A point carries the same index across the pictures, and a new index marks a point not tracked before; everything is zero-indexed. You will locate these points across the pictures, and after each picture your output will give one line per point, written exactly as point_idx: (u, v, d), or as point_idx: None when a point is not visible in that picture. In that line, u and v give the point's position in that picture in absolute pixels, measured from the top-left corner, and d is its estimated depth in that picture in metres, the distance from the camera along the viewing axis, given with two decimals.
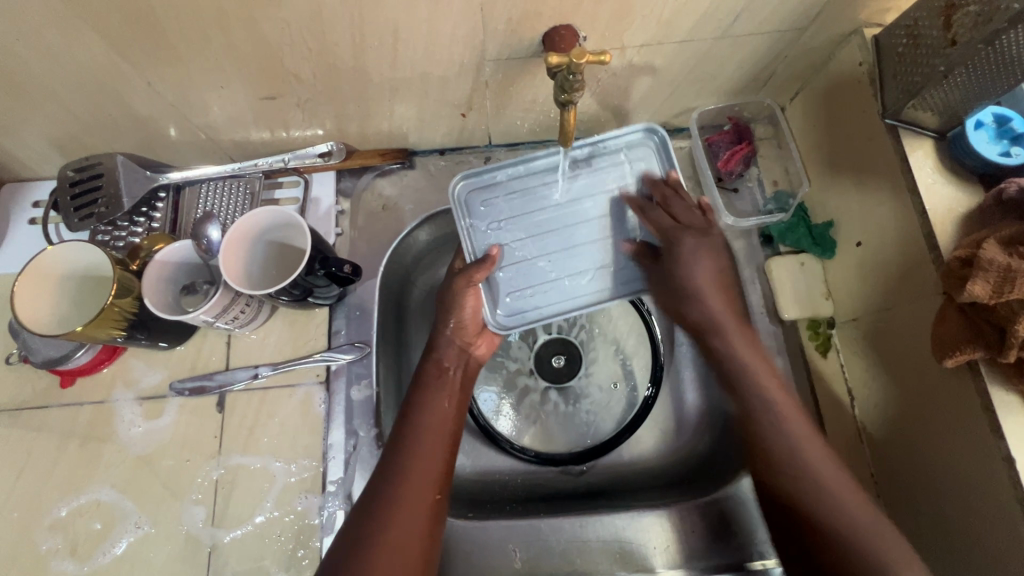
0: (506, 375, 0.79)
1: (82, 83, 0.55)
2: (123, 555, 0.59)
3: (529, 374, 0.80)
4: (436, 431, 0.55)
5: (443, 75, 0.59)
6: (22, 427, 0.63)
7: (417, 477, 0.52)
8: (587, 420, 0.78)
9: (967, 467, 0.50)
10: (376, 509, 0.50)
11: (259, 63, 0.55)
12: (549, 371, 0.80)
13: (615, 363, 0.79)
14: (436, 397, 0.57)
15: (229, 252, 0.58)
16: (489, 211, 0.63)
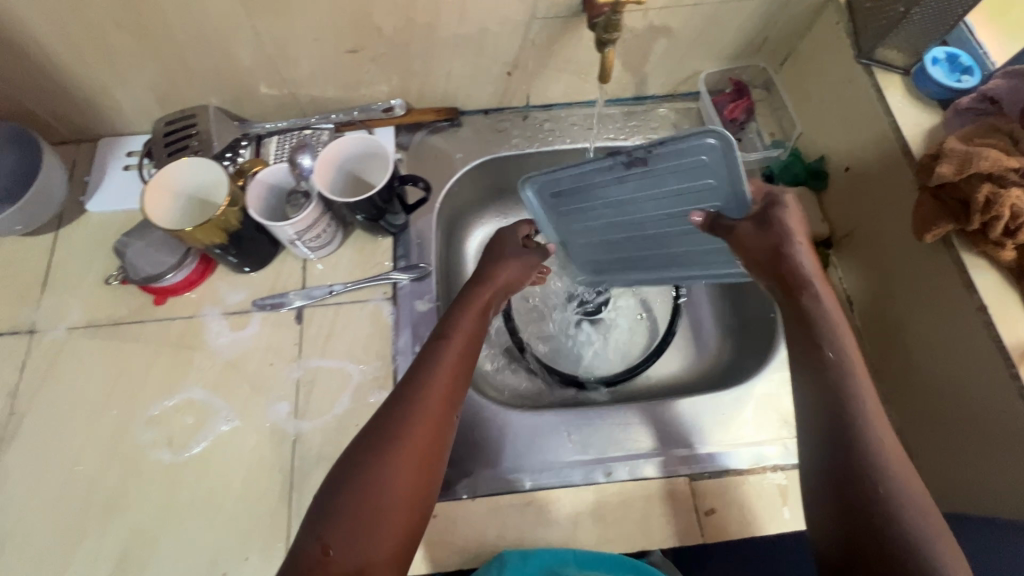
0: (542, 310, 0.89)
1: (202, 35, 0.66)
2: (214, 445, 0.65)
3: (563, 309, 0.89)
4: (465, 350, 0.57)
5: (498, 32, 0.71)
6: (120, 338, 0.71)
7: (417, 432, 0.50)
8: (618, 347, 0.87)
9: (953, 328, 0.60)
10: (383, 442, 0.49)
11: (352, 16, 0.66)
12: (581, 305, 0.89)
13: (645, 297, 0.89)
14: (466, 317, 0.60)
15: (323, 167, 0.68)
16: (561, 201, 0.74)
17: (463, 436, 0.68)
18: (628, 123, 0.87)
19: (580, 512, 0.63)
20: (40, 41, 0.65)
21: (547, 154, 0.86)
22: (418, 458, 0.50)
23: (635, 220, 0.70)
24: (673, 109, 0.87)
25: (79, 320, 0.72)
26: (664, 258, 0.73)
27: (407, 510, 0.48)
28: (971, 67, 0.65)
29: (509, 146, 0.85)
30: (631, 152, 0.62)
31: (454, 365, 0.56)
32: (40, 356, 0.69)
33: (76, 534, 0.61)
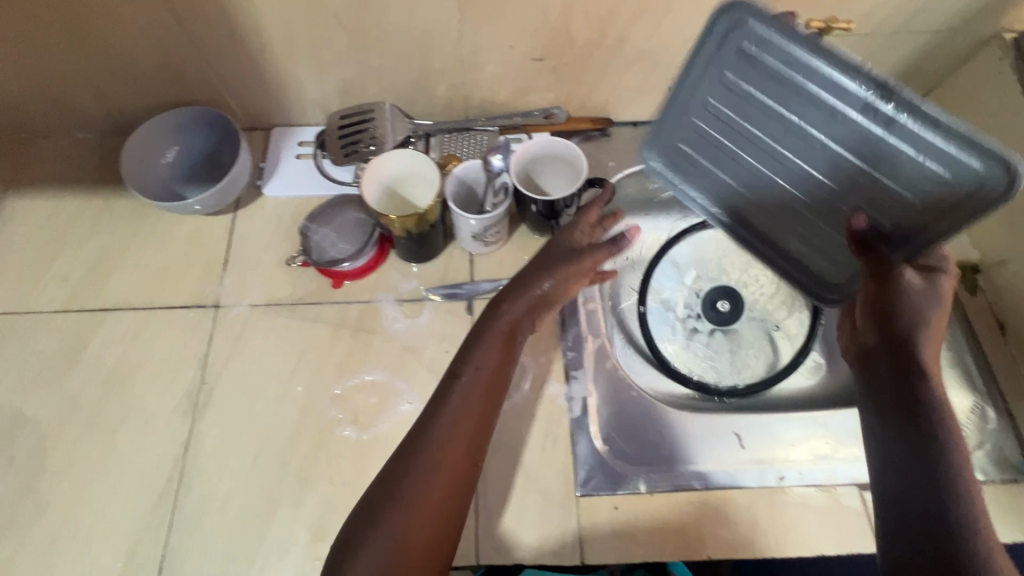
0: (676, 318, 0.90)
1: (410, 35, 0.70)
2: (398, 425, 0.67)
3: (697, 318, 0.90)
4: (485, 382, 0.55)
5: (678, 50, 0.75)
6: (301, 317, 0.73)
7: (427, 488, 0.50)
8: (751, 359, 0.88)
9: None
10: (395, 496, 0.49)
11: (552, 26, 0.70)
12: (715, 315, 0.90)
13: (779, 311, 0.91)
14: (489, 347, 0.56)
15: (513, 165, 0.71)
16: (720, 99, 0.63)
17: (637, 435, 0.70)
18: None
19: (756, 513, 0.65)
20: (262, 33, 0.69)
21: None
22: (438, 495, 0.50)
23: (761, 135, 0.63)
24: None
25: (260, 299, 0.74)
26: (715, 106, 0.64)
27: (443, 534, 0.50)
28: None
29: None
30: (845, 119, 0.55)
31: (472, 412, 0.53)
32: (226, 331, 0.72)
33: (270, 504, 0.63)
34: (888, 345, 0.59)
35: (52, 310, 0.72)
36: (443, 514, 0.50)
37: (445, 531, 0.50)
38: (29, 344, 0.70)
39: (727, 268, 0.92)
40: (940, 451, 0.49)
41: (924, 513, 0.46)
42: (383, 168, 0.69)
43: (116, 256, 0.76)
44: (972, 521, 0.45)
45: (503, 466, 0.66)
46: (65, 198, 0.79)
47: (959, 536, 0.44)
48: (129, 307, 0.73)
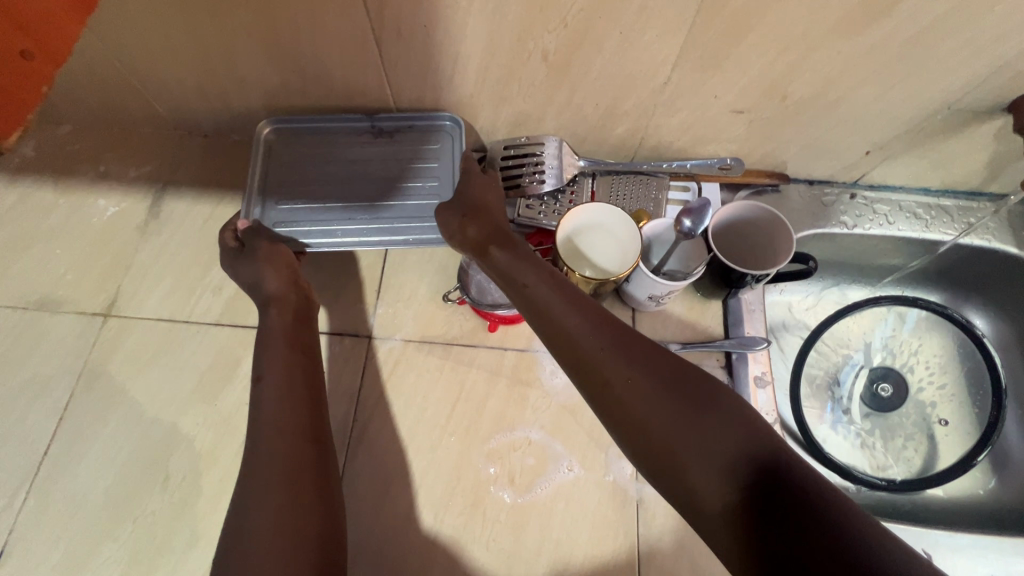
0: (830, 397, 0.83)
1: (613, 76, 0.65)
2: (556, 493, 0.63)
3: (853, 400, 0.83)
4: (282, 391, 0.55)
5: (895, 116, 0.68)
6: (455, 359, 0.70)
7: (285, 469, 0.49)
8: (911, 454, 0.80)
9: None
10: (256, 485, 0.48)
11: (770, 81, 0.64)
12: (874, 399, 0.83)
13: (946, 407, 0.82)
14: (271, 349, 0.59)
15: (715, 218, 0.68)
16: (334, 174, 0.74)
17: None
18: (964, 218, 0.81)
19: None
20: (459, 60, 0.65)
21: (870, 237, 0.82)
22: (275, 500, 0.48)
23: (378, 175, 0.75)
24: (1013, 211, 0.81)
25: (414, 333, 0.71)
26: (371, 182, 0.74)
27: (307, 509, 0.48)
28: None
29: (834, 223, 0.81)
30: (389, 117, 0.76)
31: (290, 397, 0.55)
32: (379, 365, 0.69)
33: (423, 562, 0.60)
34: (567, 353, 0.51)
35: (206, 322, 0.71)
36: (303, 487, 0.49)
37: (314, 549, 0.46)
38: (184, 355, 0.69)
39: (889, 353, 0.85)
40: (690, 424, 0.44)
41: (689, 464, 0.43)
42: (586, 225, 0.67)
43: None
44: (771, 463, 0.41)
45: (668, 554, 0.61)
46: (221, 203, 0.78)
47: (748, 457, 0.42)
48: None
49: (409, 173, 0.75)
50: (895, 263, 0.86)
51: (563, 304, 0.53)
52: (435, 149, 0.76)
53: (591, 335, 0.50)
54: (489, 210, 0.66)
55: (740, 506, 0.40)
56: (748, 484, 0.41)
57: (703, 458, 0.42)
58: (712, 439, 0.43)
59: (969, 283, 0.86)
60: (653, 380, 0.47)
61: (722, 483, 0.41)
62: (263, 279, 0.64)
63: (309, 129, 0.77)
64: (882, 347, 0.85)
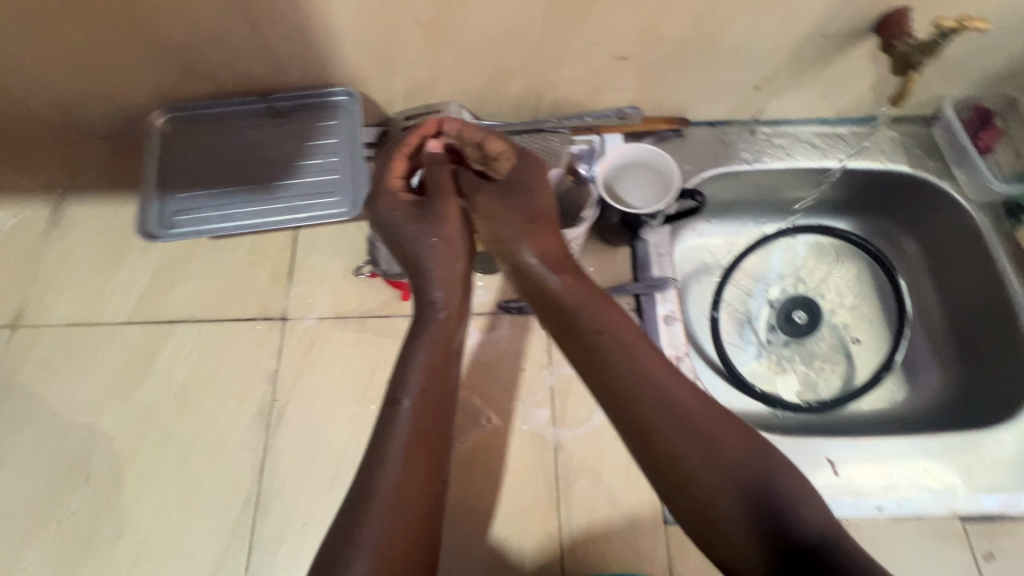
0: (748, 330, 0.86)
1: (489, 35, 0.66)
2: (476, 446, 0.65)
3: (770, 330, 0.86)
4: (433, 398, 0.55)
5: (774, 47, 0.70)
6: (370, 332, 0.71)
7: (406, 482, 0.50)
8: (827, 375, 0.84)
9: None
10: (380, 488, 0.49)
11: (643, 24, 0.65)
12: (790, 327, 0.86)
13: (858, 324, 0.86)
14: (420, 356, 0.56)
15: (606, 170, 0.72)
16: (227, 157, 0.71)
17: None
18: (859, 144, 0.84)
19: None
20: (334, 32, 0.65)
21: (773, 170, 0.84)
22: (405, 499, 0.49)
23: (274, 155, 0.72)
24: (902, 133, 0.84)
25: (329, 311, 0.72)
26: (267, 162, 0.71)
27: (408, 530, 0.48)
28: None
29: (736, 161, 0.83)
30: (284, 96, 0.73)
31: (434, 403, 0.55)
32: (296, 345, 0.70)
33: None
34: (618, 387, 0.55)
35: (117, 323, 0.70)
36: (428, 485, 0.51)
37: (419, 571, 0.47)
38: (98, 358, 0.68)
39: (802, 280, 0.88)
40: (738, 478, 0.50)
41: (722, 509, 0.49)
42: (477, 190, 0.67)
43: (178, 266, 0.73)
44: (802, 527, 0.47)
45: (586, 490, 0.64)
46: (123, 204, 0.77)
47: (777, 512, 0.48)
48: (196, 319, 0.71)
49: (308, 152, 0.72)
50: (802, 194, 0.88)
51: (608, 351, 0.57)
52: (332, 123, 0.73)
53: (658, 380, 0.54)
54: (553, 225, 0.63)
55: (763, 556, 0.47)
56: (787, 556, 0.46)
57: (743, 525, 0.48)
58: (755, 495, 0.49)
59: (872, 206, 0.90)
60: (703, 448, 0.51)
61: (749, 530, 0.48)
62: (452, 236, 0.62)
63: (200, 114, 0.74)
64: (794, 275, 0.88)
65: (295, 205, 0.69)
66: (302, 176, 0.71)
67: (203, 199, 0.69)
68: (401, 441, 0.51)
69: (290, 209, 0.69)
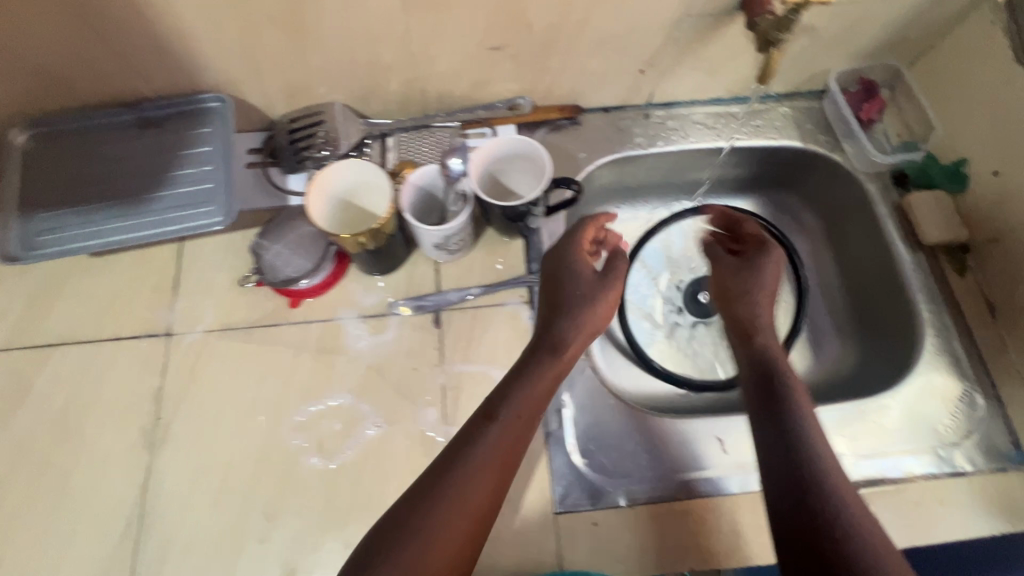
0: (655, 314, 0.87)
1: (351, 31, 0.64)
2: (365, 451, 0.65)
3: (678, 311, 0.87)
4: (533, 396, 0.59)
5: (646, 29, 0.69)
6: (258, 342, 0.70)
7: (486, 466, 0.54)
8: (735, 351, 0.85)
9: None
10: (462, 464, 0.54)
11: (506, 13, 0.64)
12: (697, 307, 0.87)
13: (761, 293, 0.88)
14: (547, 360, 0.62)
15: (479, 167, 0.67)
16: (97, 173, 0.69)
17: (616, 447, 0.66)
18: (752, 122, 0.84)
19: (743, 522, 0.61)
20: (187, 37, 0.63)
21: (668, 153, 0.84)
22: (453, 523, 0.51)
23: (145, 167, 0.70)
24: (795, 109, 0.85)
25: (216, 323, 0.70)
26: (137, 175, 0.69)
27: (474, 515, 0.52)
28: None
29: (631, 146, 0.83)
30: (153, 106, 0.71)
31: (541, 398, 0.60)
32: (182, 360, 0.68)
33: (237, 541, 0.61)
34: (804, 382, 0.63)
35: None
36: (502, 474, 0.55)
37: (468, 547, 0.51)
38: None
39: (705, 258, 0.89)
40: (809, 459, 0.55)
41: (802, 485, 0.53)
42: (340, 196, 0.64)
43: (56, 287, 0.71)
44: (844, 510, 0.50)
45: None
46: None
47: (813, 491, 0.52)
48: (73, 341, 0.69)
49: (179, 162, 0.70)
50: (701, 174, 0.89)
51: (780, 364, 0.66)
52: (204, 131, 0.70)
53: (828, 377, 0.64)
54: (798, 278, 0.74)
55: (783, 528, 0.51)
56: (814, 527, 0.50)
57: (783, 500, 0.53)
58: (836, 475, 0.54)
59: (771, 181, 0.91)
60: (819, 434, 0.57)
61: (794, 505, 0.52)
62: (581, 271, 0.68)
63: (66, 128, 0.71)
64: (697, 255, 0.89)
65: (167, 217, 0.67)
66: (174, 187, 0.69)
67: (69, 218, 0.67)
68: (486, 443, 0.55)
69: (162, 222, 0.67)
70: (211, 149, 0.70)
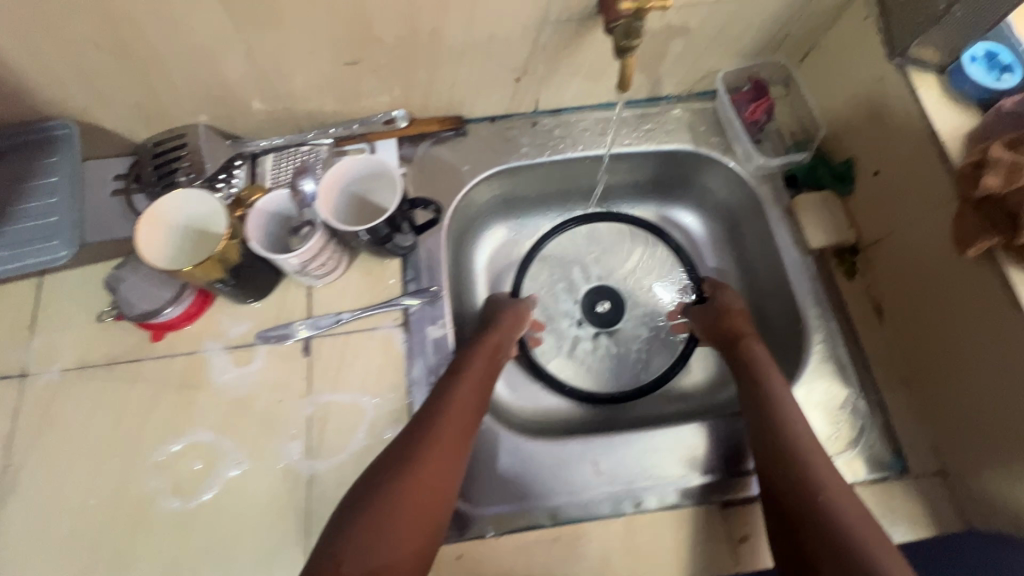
0: (554, 329, 0.84)
1: (187, 52, 0.61)
2: (225, 489, 0.63)
3: (577, 324, 0.85)
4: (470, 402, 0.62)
5: (507, 38, 0.66)
6: (117, 379, 0.67)
7: (440, 466, 0.56)
8: (639, 359, 0.83)
9: (991, 340, 0.57)
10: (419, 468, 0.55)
11: (349, 27, 0.61)
12: (596, 317, 0.85)
13: (661, 295, 0.87)
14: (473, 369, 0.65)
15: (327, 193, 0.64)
16: None
17: (487, 474, 0.63)
18: (642, 126, 0.82)
19: (612, 547, 0.60)
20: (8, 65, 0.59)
21: (557, 162, 0.82)
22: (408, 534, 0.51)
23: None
24: (688, 110, 0.83)
25: (74, 360, 0.68)
26: None
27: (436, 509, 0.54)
28: (1011, 65, 0.61)
29: (517, 156, 0.80)
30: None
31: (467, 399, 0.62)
32: (36, 402, 0.66)
33: None
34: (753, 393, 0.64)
35: None
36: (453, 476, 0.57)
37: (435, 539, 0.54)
38: None
39: (603, 266, 0.88)
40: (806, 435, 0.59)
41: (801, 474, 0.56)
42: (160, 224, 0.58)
43: None
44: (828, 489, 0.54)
45: None
46: None
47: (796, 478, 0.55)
48: None
49: (25, 195, 0.68)
50: (597, 181, 0.86)
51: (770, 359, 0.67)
52: (49, 160, 0.67)
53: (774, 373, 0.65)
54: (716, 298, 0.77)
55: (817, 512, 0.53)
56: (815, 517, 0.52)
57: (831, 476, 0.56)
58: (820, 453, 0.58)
59: (671, 184, 0.88)
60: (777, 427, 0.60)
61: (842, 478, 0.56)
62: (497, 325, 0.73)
63: None
64: (594, 264, 0.88)
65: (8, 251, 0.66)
66: (17, 218, 0.67)
67: None
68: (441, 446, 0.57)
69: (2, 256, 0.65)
70: (59, 180, 0.68)
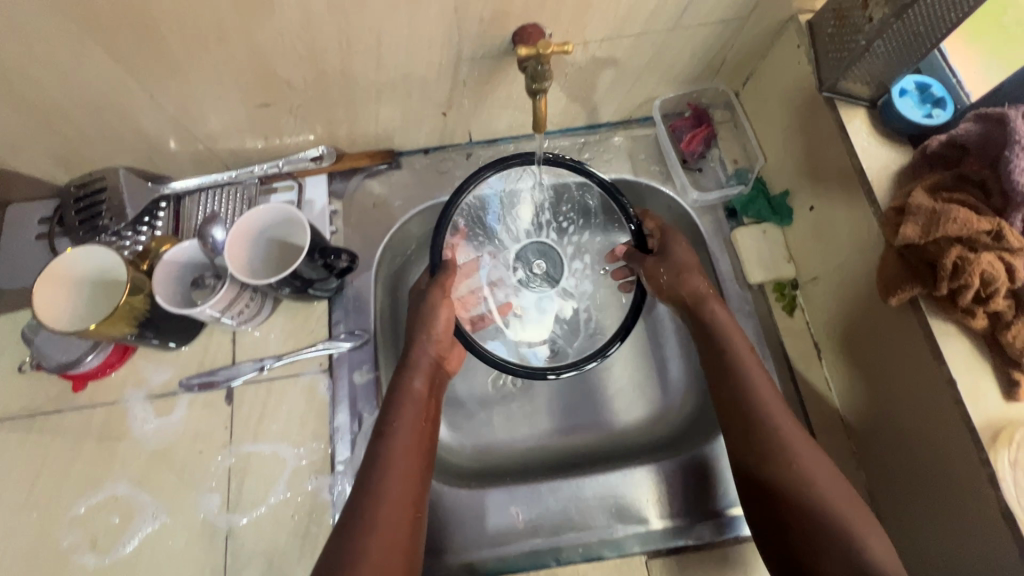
0: (490, 300, 0.75)
1: (88, 102, 0.59)
2: (142, 544, 0.62)
3: (515, 290, 0.77)
4: (417, 413, 0.59)
5: (424, 76, 0.64)
6: (36, 432, 0.66)
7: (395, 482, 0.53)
8: (590, 316, 0.77)
9: (918, 386, 0.55)
10: (376, 485, 0.52)
11: (253, 72, 0.59)
12: (533, 278, 0.78)
13: (592, 242, 0.81)
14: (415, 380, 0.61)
15: (234, 243, 0.62)
16: None
17: None
18: (580, 155, 0.79)
19: None
20: None
21: None
22: (382, 547, 0.49)
23: None
24: (629, 137, 0.80)
25: None
26: None
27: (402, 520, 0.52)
28: (943, 98, 0.58)
29: (451, 190, 0.78)
30: None
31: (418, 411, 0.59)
32: None
33: None
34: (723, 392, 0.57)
35: None
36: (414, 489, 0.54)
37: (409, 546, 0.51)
38: None
39: (531, 220, 0.79)
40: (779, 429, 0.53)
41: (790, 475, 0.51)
42: (61, 282, 0.59)
43: None
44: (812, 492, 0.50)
45: None
46: None
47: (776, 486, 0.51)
48: None
49: None
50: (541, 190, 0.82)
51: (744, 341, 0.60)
52: None
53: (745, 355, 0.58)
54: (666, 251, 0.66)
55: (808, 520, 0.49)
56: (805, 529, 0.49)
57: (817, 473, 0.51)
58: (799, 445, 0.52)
59: None
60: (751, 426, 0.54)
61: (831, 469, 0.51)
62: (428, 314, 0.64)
63: None
64: (522, 219, 0.78)
65: None
66: None
67: None
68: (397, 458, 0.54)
69: None
70: None
